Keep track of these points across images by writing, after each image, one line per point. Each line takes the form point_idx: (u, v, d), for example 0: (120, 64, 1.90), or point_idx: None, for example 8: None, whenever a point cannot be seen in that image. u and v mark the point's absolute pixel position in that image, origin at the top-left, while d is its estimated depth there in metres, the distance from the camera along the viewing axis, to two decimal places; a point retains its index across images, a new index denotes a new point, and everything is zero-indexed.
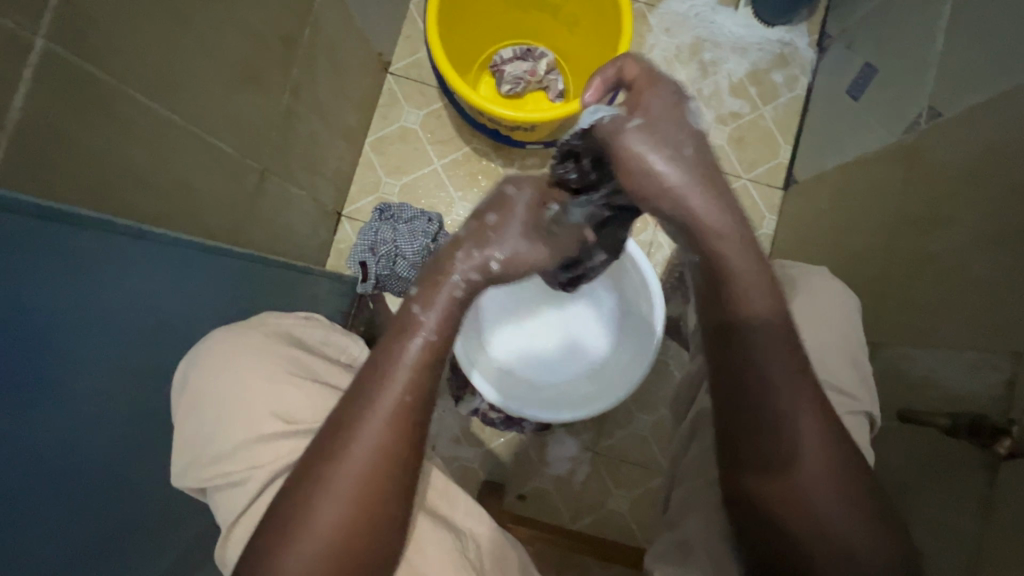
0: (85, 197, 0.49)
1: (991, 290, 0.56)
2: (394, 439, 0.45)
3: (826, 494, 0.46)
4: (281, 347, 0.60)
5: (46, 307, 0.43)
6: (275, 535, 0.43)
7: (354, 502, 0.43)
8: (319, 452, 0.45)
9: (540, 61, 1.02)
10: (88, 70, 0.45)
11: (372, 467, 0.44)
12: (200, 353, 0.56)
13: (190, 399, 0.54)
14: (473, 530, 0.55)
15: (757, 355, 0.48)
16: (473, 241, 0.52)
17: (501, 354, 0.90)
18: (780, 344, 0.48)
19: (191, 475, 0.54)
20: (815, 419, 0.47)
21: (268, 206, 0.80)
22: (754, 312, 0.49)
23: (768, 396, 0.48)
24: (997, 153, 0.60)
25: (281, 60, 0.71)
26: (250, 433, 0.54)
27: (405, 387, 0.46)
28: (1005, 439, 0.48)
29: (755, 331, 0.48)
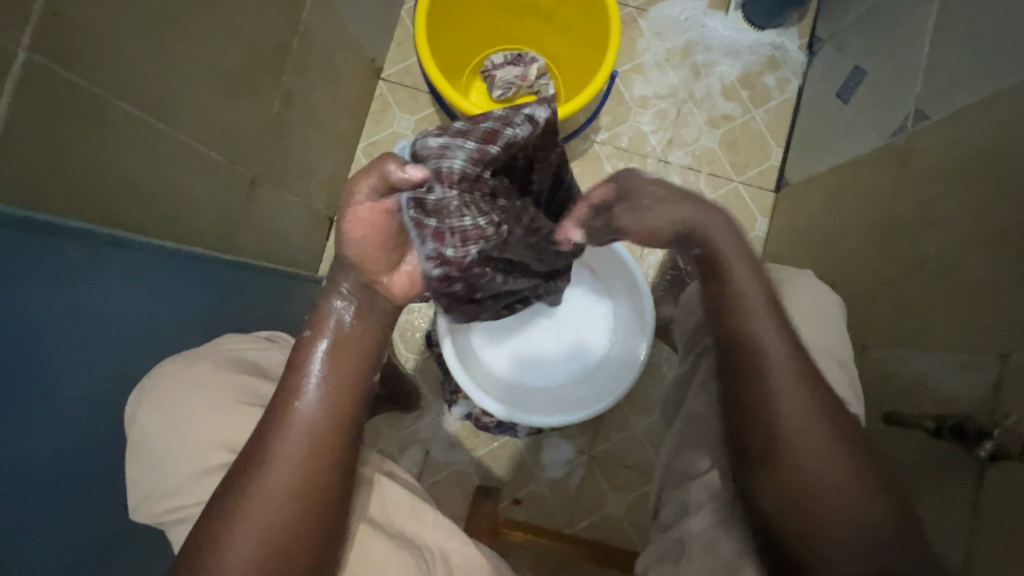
0: (71, 206, 0.49)
1: (978, 290, 0.57)
2: (318, 441, 0.46)
3: (820, 488, 0.46)
4: (234, 373, 0.60)
5: (27, 317, 0.43)
6: (208, 546, 0.43)
7: (284, 504, 0.44)
8: (248, 461, 0.45)
9: (531, 65, 1.01)
10: (71, 79, 0.45)
11: (297, 469, 0.45)
12: (156, 377, 0.55)
13: (136, 436, 0.53)
14: (443, 546, 0.55)
15: (744, 355, 0.52)
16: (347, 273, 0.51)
17: (492, 363, 0.90)
18: (777, 343, 0.51)
19: (148, 508, 0.53)
20: (791, 407, 0.49)
21: (261, 214, 0.80)
22: (737, 321, 0.53)
23: (748, 394, 0.51)
24: (984, 155, 0.60)
25: (270, 67, 0.72)
26: (199, 466, 0.53)
27: (320, 387, 0.48)
28: (987, 442, 0.48)
29: (737, 338, 0.53)
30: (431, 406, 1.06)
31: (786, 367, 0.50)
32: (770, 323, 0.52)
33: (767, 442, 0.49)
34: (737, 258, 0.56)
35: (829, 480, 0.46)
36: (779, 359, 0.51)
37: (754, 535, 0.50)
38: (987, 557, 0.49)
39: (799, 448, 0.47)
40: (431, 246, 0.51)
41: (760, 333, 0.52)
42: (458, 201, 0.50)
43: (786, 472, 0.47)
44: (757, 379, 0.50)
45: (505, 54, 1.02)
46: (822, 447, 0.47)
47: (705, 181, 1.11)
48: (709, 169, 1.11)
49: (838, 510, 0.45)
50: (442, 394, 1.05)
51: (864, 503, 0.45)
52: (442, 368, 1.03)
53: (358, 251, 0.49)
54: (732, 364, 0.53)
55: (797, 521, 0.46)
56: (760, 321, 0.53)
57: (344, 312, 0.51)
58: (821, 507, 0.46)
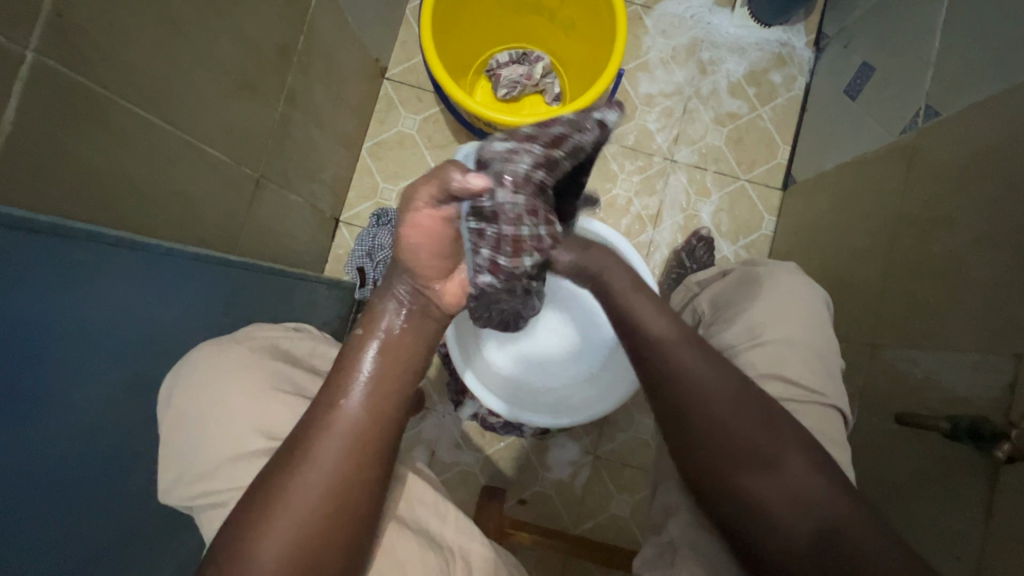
0: (76, 208, 0.48)
1: (990, 289, 0.56)
2: (360, 444, 0.46)
3: (766, 478, 0.49)
4: (266, 361, 0.60)
5: (32, 320, 0.43)
6: (238, 544, 0.42)
7: (320, 504, 0.44)
8: (287, 457, 0.45)
9: (536, 64, 1.01)
10: (79, 80, 0.45)
11: (337, 469, 0.45)
12: (187, 365, 0.56)
13: (174, 417, 0.54)
14: (465, 547, 0.55)
15: (659, 361, 0.54)
16: (400, 285, 0.54)
17: (500, 365, 0.89)
18: (678, 341, 0.54)
19: (178, 493, 0.54)
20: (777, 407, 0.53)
21: (265, 214, 0.80)
22: (644, 328, 0.56)
23: (716, 392, 0.52)
24: (995, 153, 0.59)
25: (275, 68, 0.71)
26: (234, 450, 0.53)
27: (374, 378, 0.49)
28: (1005, 442, 0.47)
29: (664, 345, 0.54)
30: (436, 406, 1.06)
31: (704, 368, 0.53)
32: (666, 326, 0.55)
33: (705, 442, 0.51)
34: (614, 271, 0.61)
35: (771, 468, 0.49)
36: (707, 357, 0.54)
37: (727, 535, 0.50)
38: (1001, 560, 0.48)
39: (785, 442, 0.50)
40: (486, 255, 0.52)
41: (669, 342, 0.54)
42: (520, 208, 0.50)
43: (723, 467, 0.50)
44: (718, 379, 0.53)
45: (510, 53, 1.02)
46: (760, 438, 0.50)
47: (711, 179, 1.10)
48: (716, 168, 1.10)
49: (786, 494, 0.48)
50: (448, 394, 1.04)
51: (808, 485, 0.48)
52: (447, 367, 1.02)
53: (415, 259, 0.52)
54: (654, 373, 0.54)
55: (748, 513, 0.48)
56: (657, 326, 0.56)
57: (392, 325, 0.52)
58: (769, 495, 0.48)
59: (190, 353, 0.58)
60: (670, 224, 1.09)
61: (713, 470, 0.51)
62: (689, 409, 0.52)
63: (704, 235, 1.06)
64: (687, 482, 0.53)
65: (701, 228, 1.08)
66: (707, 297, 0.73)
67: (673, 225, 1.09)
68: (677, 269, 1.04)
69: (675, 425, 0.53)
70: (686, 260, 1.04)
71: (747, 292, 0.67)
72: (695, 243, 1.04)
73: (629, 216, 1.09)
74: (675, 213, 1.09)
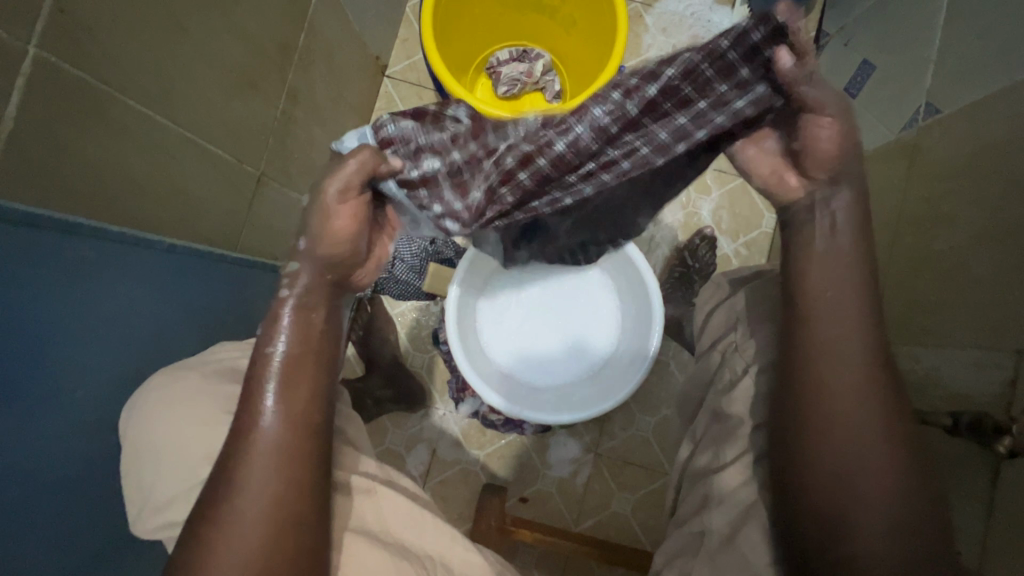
0: (78, 205, 0.48)
1: (991, 286, 0.56)
2: (284, 456, 0.46)
3: (862, 481, 0.44)
4: (227, 384, 0.55)
5: (33, 317, 0.44)
6: (189, 571, 0.42)
7: (259, 522, 0.43)
8: (219, 483, 0.44)
9: (536, 62, 1.01)
10: (82, 78, 0.45)
11: (270, 485, 0.44)
12: (143, 390, 0.52)
13: (130, 445, 0.51)
14: (443, 555, 0.55)
15: (815, 367, 0.47)
16: (303, 277, 0.51)
17: (500, 356, 0.89)
18: (855, 355, 0.47)
19: (141, 524, 0.50)
20: (899, 451, 0.45)
21: (266, 212, 0.80)
22: (822, 329, 0.48)
23: (842, 417, 0.46)
24: (997, 149, 0.59)
25: (276, 65, 0.71)
26: (184, 484, 0.49)
27: (291, 391, 0.48)
28: (1006, 437, 0.48)
29: (834, 352, 0.47)
30: (437, 405, 1.06)
31: (856, 394, 0.46)
32: (850, 303, 0.48)
33: (809, 465, 0.46)
34: (828, 262, 0.49)
35: (876, 476, 0.44)
36: (865, 378, 0.46)
37: (792, 563, 0.46)
38: (1001, 558, 0.48)
39: (895, 492, 0.43)
40: (433, 212, 0.55)
41: (846, 349, 0.47)
42: (456, 161, 0.54)
43: (828, 457, 0.45)
44: (851, 405, 0.46)
45: (511, 50, 1.02)
46: (878, 453, 0.44)
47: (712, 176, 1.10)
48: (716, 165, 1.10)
49: (879, 502, 0.43)
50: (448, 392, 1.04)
51: (903, 503, 0.43)
52: (448, 365, 1.02)
53: (331, 246, 0.51)
54: (801, 373, 0.48)
55: (832, 507, 0.44)
56: (833, 299, 0.48)
57: (286, 313, 0.50)
58: (859, 496, 0.44)
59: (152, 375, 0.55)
60: (671, 221, 1.09)
61: (813, 454, 0.46)
62: (812, 426, 0.46)
63: (708, 233, 1.07)
64: (773, 454, 0.49)
65: (702, 226, 1.08)
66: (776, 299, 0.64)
67: (674, 223, 1.09)
68: (680, 265, 1.06)
69: (791, 402, 0.48)
70: (688, 258, 1.06)
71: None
72: (699, 243, 1.06)
73: None
74: (676, 211, 1.09)
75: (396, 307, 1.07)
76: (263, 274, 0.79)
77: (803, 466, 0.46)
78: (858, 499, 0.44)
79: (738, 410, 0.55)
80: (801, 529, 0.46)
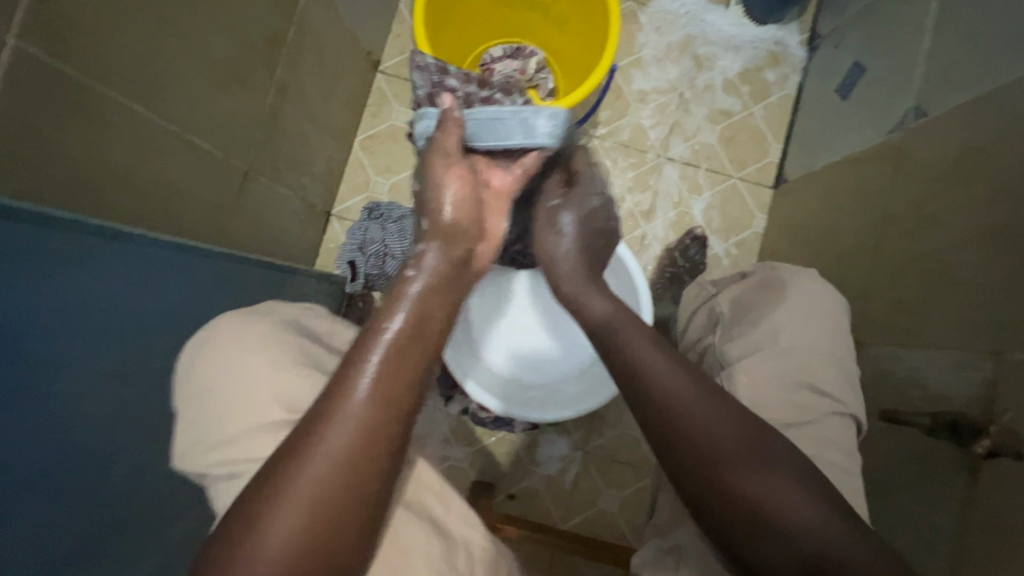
0: (59, 197, 0.48)
1: (973, 289, 0.57)
2: (374, 432, 0.42)
3: (767, 496, 0.47)
4: (287, 335, 0.60)
5: (19, 309, 0.43)
6: (242, 537, 0.38)
7: (327, 496, 0.40)
8: (295, 446, 0.41)
9: (530, 59, 1.00)
10: (63, 68, 0.45)
11: (350, 458, 0.41)
12: (214, 330, 0.56)
13: (196, 383, 0.53)
14: (466, 536, 0.54)
15: (644, 384, 0.54)
16: (433, 247, 0.55)
17: (504, 365, 0.89)
18: (659, 360, 0.55)
19: (194, 459, 0.51)
20: (746, 424, 0.51)
21: (255, 207, 0.79)
22: (631, 354, 0.57)
23: (690, 411, 0.51)
24: (981, 151, 0.60)
25: (265, 59, 0.71)
26: (255, 421, 0.52)
27: (384, 366, 0.44)
28: (984, 437, 0.50)
29: (645, 368, 0.55)
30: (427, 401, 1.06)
31: (683, 390, 0.53)
32: (650, 352, 0.57)
33: (690, 465, 0.50)
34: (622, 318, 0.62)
35: (733, 451, 0.49)
36: (682, 375, 0.54)
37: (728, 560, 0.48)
38: (979, 556, 0.49)
39: (755, 462, 0.49)
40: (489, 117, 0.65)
41: (646, 367, 0.55)
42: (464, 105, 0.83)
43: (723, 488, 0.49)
44: (686, 402, 0.52)
45: (504, 49, 1.02)
46: (728, 431, 0.50)
47: (704, 176, 1.10)
48: (708, 165, 1.10)
49: (789, 513, 0.46)
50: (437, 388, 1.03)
51: (809, 504, 0.46)
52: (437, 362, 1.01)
53: (455, 208, 0.58)
54: (639, 393, 0.55)
55: (754, 524, 0.47)
56: (645, 353, 0.57)
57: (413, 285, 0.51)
58: (772, 512, 0.46)
59: (217, 317, 0.58)
60: (663, 220, 1.09)
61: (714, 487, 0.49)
62: (668, 431, 0.52)
63: (698, 233, 1.08)
64: (682, 498, 0.51)
65: (693, 225, 1.08)
66: (726, 297, 0.71)
67: (666, 222, 1.09)
68: (672, 266, 1.07)
69: (671, 447, 0.52)
70: (679, 260, 1.06)
71: (768, 298, 0.66)
72: (688, 243, 1.05)
73: (622, 213, 1.09)
74: (668, 210, 1.09)
75: None
76: (261, 271, 0.79)
77: (680, 470, 0.51)
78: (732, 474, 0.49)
79: None
80: (714, 527, 0.49)
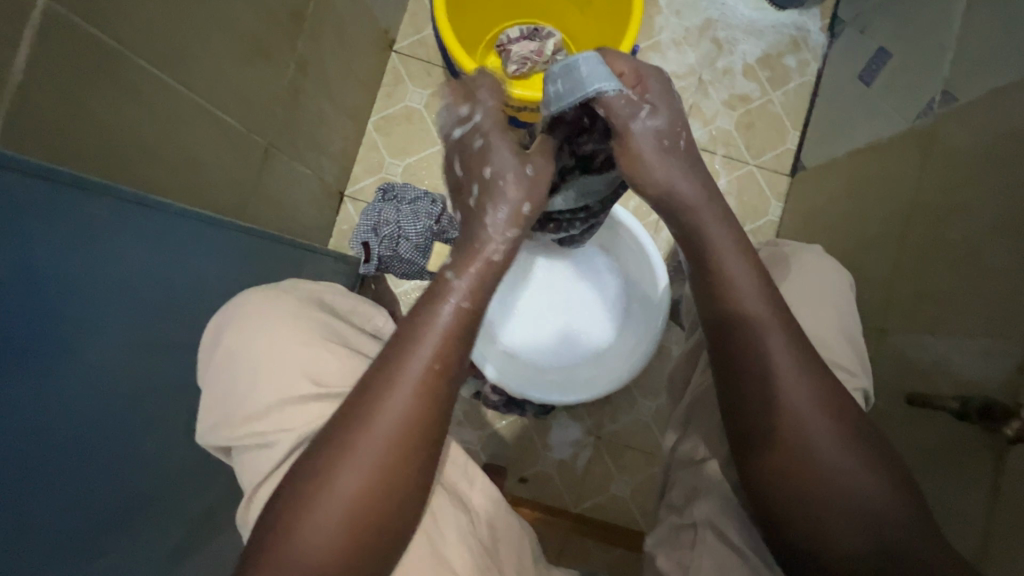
0: (87, 164, 0.47)
1: (1004, 275, 0.56)
2: (431, 403, 0.43)
3: (835, 487, 0.44)
4: (314, 310, 0.58)
5: (55, 276, 0.43)
6: (294, 498, 0.40)
7: (382, 465, 0.41)
8: (354, 411, 0.42)
9: (547, 41, 0.96)
10: (92, 33, 0.44)
11: (408, 430, 0.42)
12: (242, 301, 0.54)
13: (222, 357, 0.53)
14: (492, 513, 0.54)
15: (744, 342, 0.48)
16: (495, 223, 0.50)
17: (516, 343, 0.89)
18: (768, 324, 0.48)
19: (218, 433, 0.51)
20: (841, 413, 0.46)
21: (273, 184, 0.79)
22: (735, 306, 0.49)
23: (782, 387, 0.46)
24: (1011, 136, 0.59)
25: (287, 32, 0.70)
26: (283, 394, 0.51)
27: (435, 346, 0.44)
28: (1015, 420, 0.48)
29: (748, 327, 0.48)
30: None
31: (784, 361, 0.47)
32: (764, 306, 0.49)
33: (768, 439, 0.47)
34: (730, 247, 0.51)
35: (823, 441, 0.45)
36: (789, 348, 0.48)
37: (772, 538, 0.47)
38: (1004, 540, 0.49)
39: (843, 455, 0.45)
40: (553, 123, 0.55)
41: (751, 326, 0.48)
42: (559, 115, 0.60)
43: (794, 456, 0.45)
44: (784, 372, 0.47)
45: (520, 29, 0.98)
46: (821, 416, 0.46)
47: (721, 162, 1.09)
48: (725, 152, 1.09)
49: (853, 500, 0.44)
50: None
51: (891, 508, 0.43)
52: None
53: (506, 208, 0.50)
54: (734, 351, 0.49)
55: (821, 515, 0.44)
56: (753, 304, 0.49)
57: (494, 252, 0.49)
58: (840, 502, 0.44)
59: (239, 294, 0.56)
60: None
61: (783, 457, 0.46)
62: (750, 398, 0.48)
63: None
64: (739, 464, 0.49)
65: None
66: None
67: None
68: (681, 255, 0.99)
69: (744, 413, 0.48)
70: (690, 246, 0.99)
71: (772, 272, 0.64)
72: None
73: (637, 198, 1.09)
74: None
75: (399, 285, 1.07)
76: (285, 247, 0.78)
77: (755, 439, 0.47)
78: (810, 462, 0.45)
79: None
80: (772, 506, 0.46)
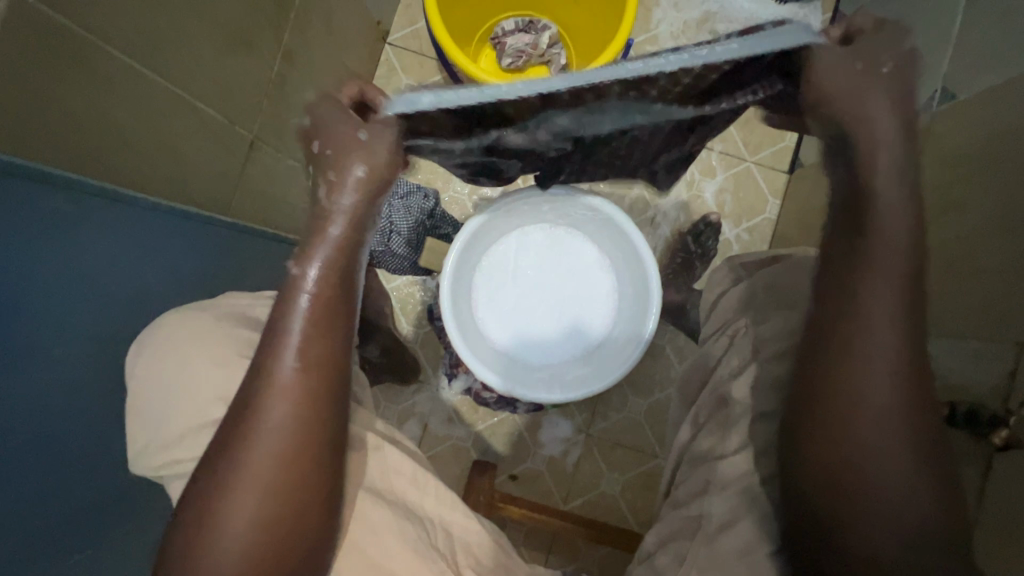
0: (58, 156, 0.47)
1: (1000, 276, 0.55)
2: (308, 404, 0.44)
3: (882, 498, 0.42)
4: (238, 329, 0.58)
5: (18, 267, 0.43)
6: (201, 508, 0.43)
7: (273, 468, 0.43)
8: (229, 431, 0.44)
9: (542, 33, 0.96)
10: (63, 23, 0.43)
11: (283, 442, 0.43)
12: (154, 326, 0.55)
13: (140, 384, 0.53)
14: (444, 516, 0.58)
15: (845, 333, 0.44)
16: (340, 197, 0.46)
17: (502, 336, 0.89)
18: (881, 318, 0.43)
19: (144, 461, 0.53)
20: (912, 426, 0.42)
21: (259, 176, 0.77)
22: (866, 296, 0.44)
23: (864, 390, 0.43)
24: (1009, 134, 0.58)
25: (271, 22, 0.69)
26: (197, 419, 0.52)
27: (297, 341, 0.44)
28: (1003, 429, 0.48)
29: (860, 319, 0.44)
30: (430, 380, 1.06)
31: (879, 363, 0.43)
32: (888, 302, 0.43)
33: (827, 442, 0.44)
34: (898, 227, 0.44)
35: (884, 451, 0.42)
36: (886, 347, 0.43)
37: (791, 534, 0.46)
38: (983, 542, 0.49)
39: (901, 467, 0.42)
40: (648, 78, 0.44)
41: (863, 322, 0.43)
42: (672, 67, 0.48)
43: (841, 462, 0.43)
44: (869, 375, 0.43)
45: (516, 21, 0.97)
46: (890, 427, 0.42)
47: (717, 159, 1.08)
48: (722, 148, 1.08)
49: (900, 515, 0.41)
50: (443, 367, 1.05)
51: (933, 526, 0.41)
52: (444, 342, 1.02)
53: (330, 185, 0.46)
54: (833, 343, 0.45)
55: (856, 524, 0.42)
56: (873, 299, 0.44)
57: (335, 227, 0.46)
58: (879, 512, 0.42)
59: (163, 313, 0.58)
60: (675, 203, 1.08)
61: (829, 458, 0.43)
62: (823, 396, 0.44)
63: (712, 220, 1.06)
64: (785, 458, 0.47)
65: (707, 210, 1.06)
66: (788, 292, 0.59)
67: (677, 204, 1.08)
68: (683, 251, 1.05)
69: (808, 410, 0.45)
70: (691, 244, 1.05)
71: None
72: (704, 228, 1.05)
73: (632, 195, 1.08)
74: (680, 192, 1.07)
75: (391, 281, 1.06)
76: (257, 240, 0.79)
77: (811, 439, 0.45)
78: (858, 470, 0.42)
79: (740, 397, 0.54)
80: (806, 507, 0.45)
